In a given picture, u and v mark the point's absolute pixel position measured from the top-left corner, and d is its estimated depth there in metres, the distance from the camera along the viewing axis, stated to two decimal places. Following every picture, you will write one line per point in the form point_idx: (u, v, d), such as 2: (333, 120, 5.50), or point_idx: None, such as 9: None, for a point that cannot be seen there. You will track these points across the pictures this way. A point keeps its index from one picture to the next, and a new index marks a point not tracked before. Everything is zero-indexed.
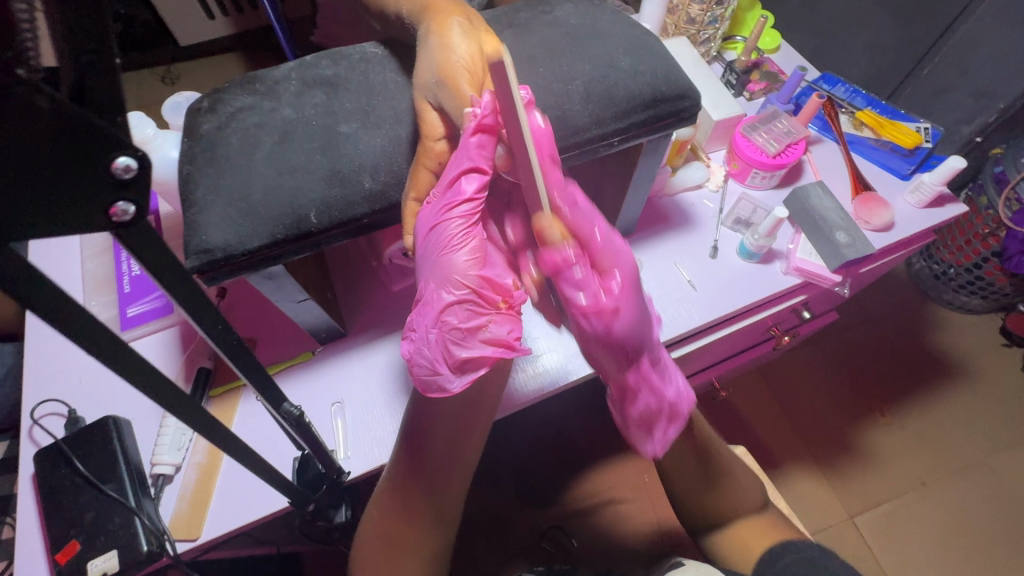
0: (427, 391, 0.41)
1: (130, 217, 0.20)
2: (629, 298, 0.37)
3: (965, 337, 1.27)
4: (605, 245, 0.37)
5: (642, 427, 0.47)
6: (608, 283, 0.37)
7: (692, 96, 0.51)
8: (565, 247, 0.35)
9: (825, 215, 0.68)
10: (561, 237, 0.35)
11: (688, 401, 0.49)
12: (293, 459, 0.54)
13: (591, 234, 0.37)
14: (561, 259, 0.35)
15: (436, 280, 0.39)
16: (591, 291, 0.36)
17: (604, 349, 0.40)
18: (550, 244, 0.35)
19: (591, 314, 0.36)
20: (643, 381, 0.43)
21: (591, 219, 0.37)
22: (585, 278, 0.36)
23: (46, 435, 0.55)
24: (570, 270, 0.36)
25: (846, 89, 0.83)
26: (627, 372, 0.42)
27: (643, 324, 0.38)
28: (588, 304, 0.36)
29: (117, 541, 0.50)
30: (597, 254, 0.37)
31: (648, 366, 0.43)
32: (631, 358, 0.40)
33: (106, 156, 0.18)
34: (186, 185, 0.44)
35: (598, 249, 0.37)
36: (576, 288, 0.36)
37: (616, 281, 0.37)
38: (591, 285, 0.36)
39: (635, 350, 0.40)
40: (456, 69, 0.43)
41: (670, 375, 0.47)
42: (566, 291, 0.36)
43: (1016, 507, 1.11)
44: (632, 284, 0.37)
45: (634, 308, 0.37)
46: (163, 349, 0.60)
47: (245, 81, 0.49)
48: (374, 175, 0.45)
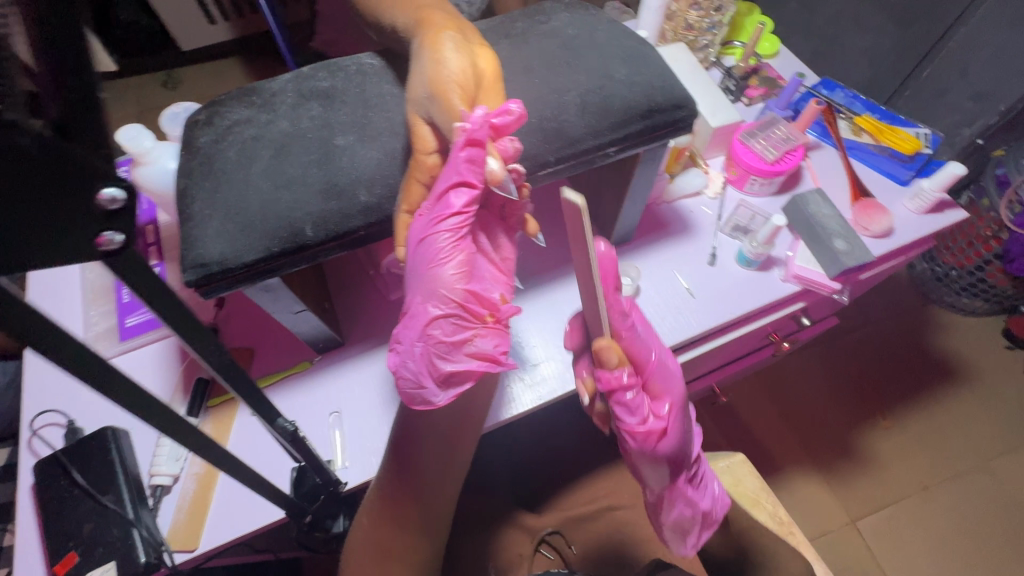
0: (412, 403, 0.41)
1: (118, 246, 0.20)
2: (675, 421, 0.42)
3: (966, 341, 1.27)
4: (660, 368, 0.41)
5: (675, 532, 0.51)
6: (659, 407, 0.42)
7: (689, 106, 0.51)
8: (623, 371, 0.39)
9: (824, 222, 0.67)
10: (620, 362, 0.39)
11: (723, 508, 0.54)
12: (290, 471, 0.54)
13: (647, 357, 0.41)
14: (617, 383, 0.39)
15: (422, 294, 0.39)
16: (641, 415, 0.40)
17: (649, 462, 0.44)
18: (608, 368, 0.38)
19: (639, 436, 0.41)
20: (677, 493, 0.47)
21: (647, 346, 0.41)
22: (637, 402, 0.40)
23: (45, 445, 0.56)
24: (625, 393, 0.39)
25: (845, 93, 0.83)
26: (665, 481, 0.46)
27: (683, 444, 0.43)
28: (637, 426, 0.40)
29: (115, 552, 0.50)
30: (649, 379, 0.41)
31: (684, 480, 0.47)
32: (669, 474, 0.45)
33: (92, 187, 0.18)
34: (183, 199, 0.44)
35: (653, 373, 0.41)
36: (627, 412, 0.40)
37: (664, 406, 0.42)
38: (642, 407, 0.40)
39: (673, 465, 0.45)
40: (446, 84, 0.42)
41: (706, 484, 0.50)
42: (619, 411, 0.40)
43: (1018, 511, 1.10)
44: (679, 411, 0.42)
45: (677, 431, 0.42)
46: (161, 359, 0.60)
47: (242, 93, 0.50)
48: (370, 188, 0.45)
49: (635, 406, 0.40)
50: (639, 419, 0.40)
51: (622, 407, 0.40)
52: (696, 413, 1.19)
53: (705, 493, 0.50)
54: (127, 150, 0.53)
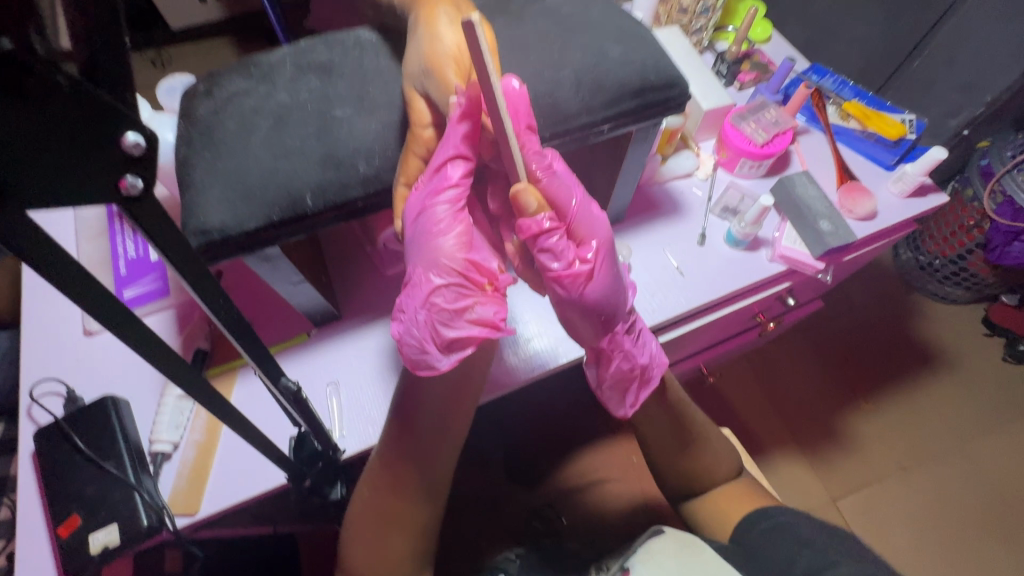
0: (416, 369, 0.42)
1: (138, 191, 0.21)
2: (602, 263, 0.40)
3: (946, 326, 1.30)
4: (582, 211, 0.40)
5: (613, 388, 0.51)
6: (584, 252, 0.40)
7: (681, 85, 0.52)
8: (541, 216, 0.38)
9: (809, 203, 0.70)
10: (538, 205, 0.38)
11: (663, 365, 0.52)
12: (289, 437, 0.56)
13: (568, 202, 0.40)
14: (535, 226, 0.38)
15: (423, 263, 0.40)
16: (565, 258, 0.39)
17: (579, 314, 0.43)
18: (528, 212, 0.38)
19: (565, 280, 0.40)
20: (614, 346, 0.48)
21: (567, 187, 0.40)
22: (561, 246, 0.39)
23: (46, 413, 0.56)
24: (546, 237, 0.39)
25: (834, 79, 0.84)
26: (599, 335, 0.45)
27: (613, 292, 0.42)
28: (562, 270, 0.39)
29: (117, 515, 0.51)
30: (572, 221, 0.40)
31: (619, 330, 0.47)
32: (603, 325, 0.44)
33: (116, 131, 0.19)
34: (184, 168, 0.45)
35: (575, 218, 0.40)
36: (552, 256, 0.39)
37: (590, 249, 0.40)
38: (567, 252, 0.39)
39: (604, 317, 0.43)
40: (442, 58, 0.43)
41: (644, 341, 0.51)
42: (542, 255, 0.39)
43: (989, 490, 1.15)
44: (606, 252, 0.41)
45: (605, 273, 0.41)
46: (159, 331, 0.61)
47: (240, 65, 0.50)
48: (369, 160, 0.46)
49: (560, 249, 0.39)
50: (565, 261, 0.39)
51: (546, 252, 0.39)
52: (684, 396, 1.21)
53: (645, 351, 0.51)
54: None
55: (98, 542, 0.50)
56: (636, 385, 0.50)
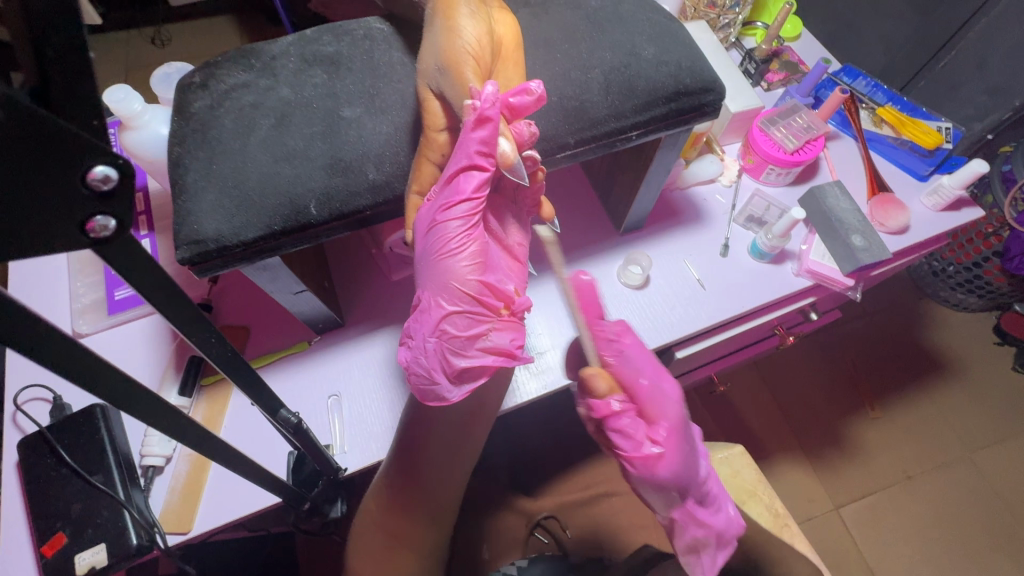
0: (425, 400, 0.39)
1: (111, 232, 0.17)
2: (673, 445, 0.43)
3: (958, 335, 1.27)
4: (651, 392, 0.44)
5: (688, 555, 0.45)
6: (654, 430, 0.43)
7: (717, 90, 0.48)
8: (612, 399, 0.43)
9: (841, 216, 0.66)
10: (609, 391, 0.43)
11: (737, 530, 0.48)
12: (287, 456, 0.53)
13: (637, 382, 0.44)
14: (608, 410, 0.42)
15: (432, 286, 0.37)
16: (635, 439, 0.42)
17: (654, 491, 0.44)
18: (598, 396, 0.43)
19: (636, 461, 0.42)
20: (688, 518, 0.45)
21: (637, 368, 0.44)
22: (631, 427, 0.42)
23: (30, 422, 0.54)
24: (618, 419, 0.42)
25: (867, 82, 0.79)
26: (671, 506, 0.45)
27: (688, 469, 0.43)
28: (631, 451, 0.42)
29: (104, 534, 0.48)
30: (643, 404, 0.44)
31: (694, 503, 0.45)
32: (676, 498, 0.44)
33: (81, 165, 0.16)
34: (176, 169, 0.41)
35: (644, 399, 0.44)
36: (624, 437, 0.42)
37: (661, 429, 0.43)
38: (637, 433, 0.42)
39: (678, 491, 0.44)
40: (460, 55, 0.40)
41: (721, 505, 0.47)
42: (614, 437, 0.43)
43: (993, 501, 1.12)
44: (677, 433, 0.43)
45: (676, 452, 0.43)
46: (150, 335, 0.58)
47: (239, 56, 0.46)
48: (378, 166, 0.42)
49: (629, 431, 0.42)
50: (635, 442, 0.42)
51: (618, 433, 0.42)
52: (689, 402, 1.17)
53: (721, 514, 0.47)
54: (114, 113, 0.50)
55: (83, 563, 0.47)
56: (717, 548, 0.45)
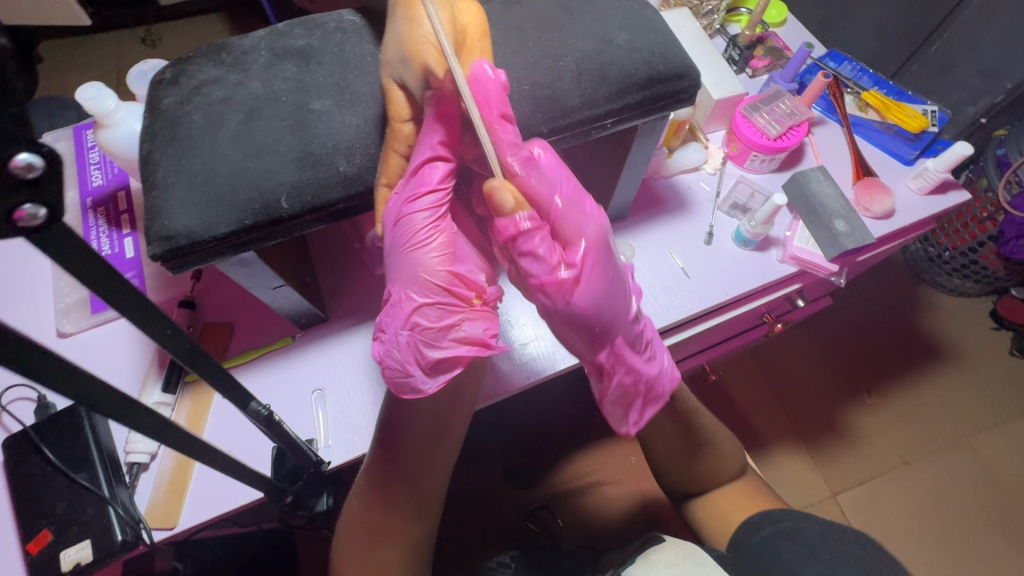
0: (400, 393, 0.39)
1: (41, 221, 0.17)
2: (592, 270, 0.37)
3: (955, 320, 1.27)
4: (568, 212, 0.37)
5: (615, 401, 0.46)
6: (571, 253, 0.37)
7: (692, 76, 0.48)
8: (519, 215, 0.35)
9: (825, 202, 0.66)
10: (514, 204, 0.35)
11: (673, 382, 0.48)
12: (270, 453, 0.53)
13: (551, 200, 0.37)
14: (513, 227, 0.35)
15: (402, 279, 0.37)
16: (548, 262, 0.36)
17: (569, 326, 0.39)
18: (504, 212, 0.35)
19: (549, 286, 0.37)
20: (616, 358, 0.42)
21: (550, 183, 0.37)
22: (542, 248, 0.36)
23: (15, 421, 0.54)
24: (527, 239, 0.36)
25: (853, 66, 0.79)
26: (596, 348, 0.41)
27: (608, 297, 0.39)
28: (544, 277, 0.36)
29: (90, 531, 0.48)
30: (557, 221, 0.37)
31: (621, 343, 0.42)
32: (600, 335, 0.40)
33: (2, 152, 0.16)
34: (147, 166, 0.41)
35: (559, 217, 0.37)
36: (534, 260, 0.36)
37: (579, 250, 0.37)
38: (549, 255, 0.36)
39: (601, 325, 0.39)
40: (421, 44, 0.39)
41: (650, 351, 0.46)
42: (524, 261, 0.36)
43: (990, 486, 1.12)
44: (596, 254, 0.37)
45: (595, 279, 0.38)
46: (133, 334, 0.58)
47: (210, 51, 0.46)
48: (349, 158, 0.42)
49: (541, 252, 0.36)
50: (547, 267, 0.36)
51: (527, 255, 0.36)
52: None
53: (651, 363, 0.46)
54: (88, 111, 0.50)
55: (68, 560, 0.47)
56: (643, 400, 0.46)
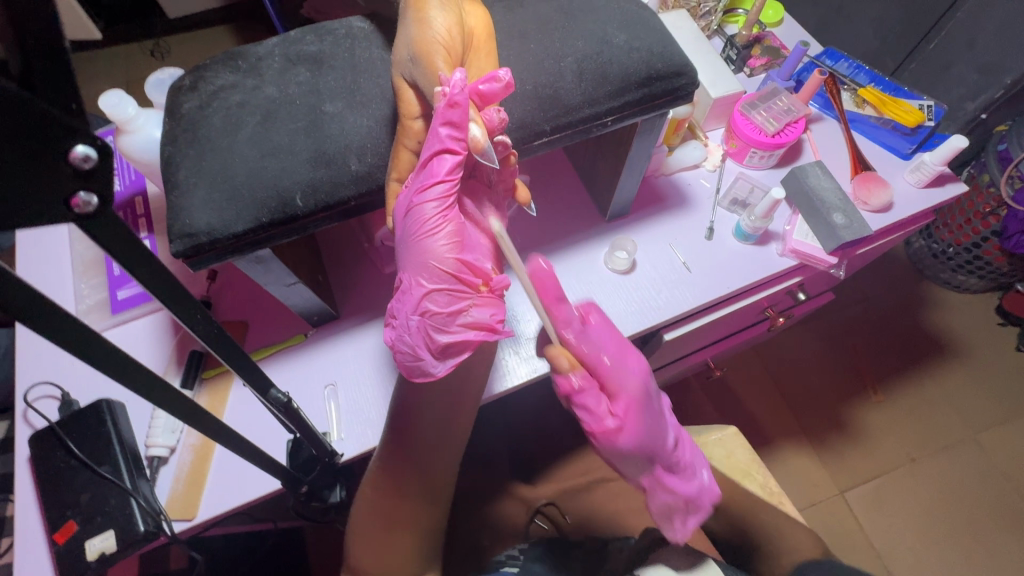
0: (412, 376, 0.41)
1: (92, 207, 0.19)
2: (632, 418, 0.42)
3: (961, 317, 1.27)
4: (614, 370, 0.42)
5: (661, 515, 0.46)
6: (617, 404, 0.42)
7: (689, 74, 0.49)
8: (573, 375, 0.41)
9: (822, 195, 0.67)
10: (569, 366, 0.42)
11: (712, 497, 0.49)
12: (286, 443, 0.55)
13: (601, 360, 0.42)
14: (569, 386, 0.41)
15: (412, 267, 0.39)
16: (597, 416, 0.41)
17: (622, 460, 0.44)
18: (560, 371, 0.42)
19: (597, 434, 0.42)
20: (655, 482, 0.45)
21: (598, 346, 0.43)
22: (594, 404, 0.41)
23: (40, 418, 0.56)
24: (580, 394, 0.41)
25: (849, 64, 0.81)
26: (642, 473, 0.45)
27: (650, 434, 0.42)
28: (594, 427, 0.42)
29: (113, 522, 0.50)
30: (605, 378, 0.42)
31: (662, 470, 0.45)
32: (644, 463, 0.44)
33: (63, 144, 0.18)
34: (168, 167, 0.43)
35: (608, 374, 0.42)
36: (586, 411, 0.42)
37: (621, 403, 0.42)
38: (599, 408, 0.41)
39: (648, 459, 0.43)
40: (431, 45, 0.41)
41: (693, 472, 0.48)
42: (579, 411, 0.42)
43: (999, 482, 1.12)
44: (637, 405, 0.42)
45: (637, 424, 0.42)
46: (152, 333, 0.60)
47: (227, 58, 0.48)
48: (360, 157, 0.44)
49: (593, 406, 0.41)
50: (596, 417, 0.41)
51: (581, 408, 0.41)
52: (690, 389, 1.18)
53: (693, 481, 0.48)
54: (110, 118, 0.52)
55: (94, 549, 0.49)
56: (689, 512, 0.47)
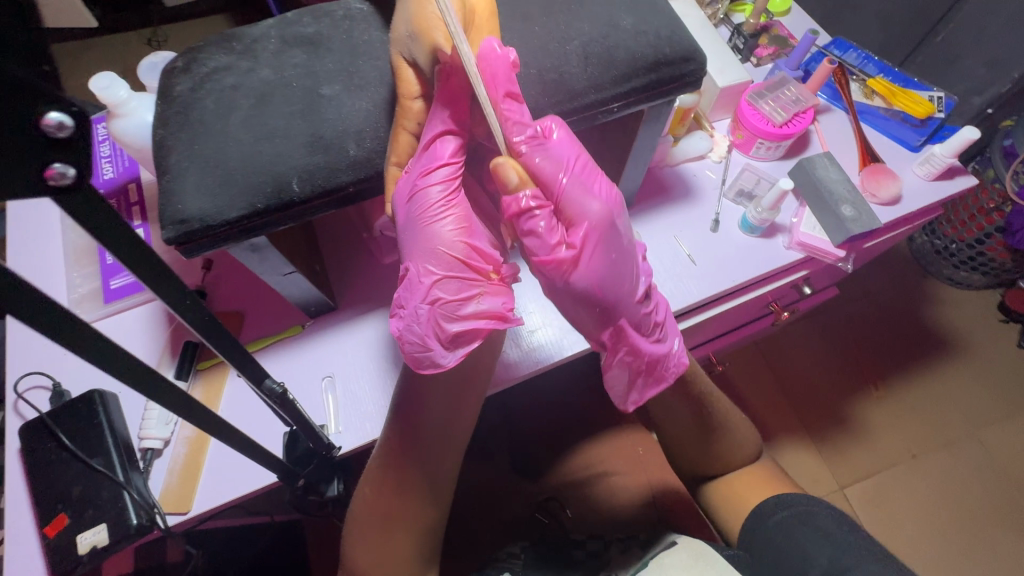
0: (419, 368, 0.38)
1: (70, 180, 0.19)
2: (590, 250, 0.38)
3: (964, 313, 1.26)
4: (570, 190, 0.38)
5: (617, 381, 0.45)
6: (573, 233, 0.38)
7: (697, 59, 0.48)
8: (523, 193, 0.38)
9: (831, 187, 0.66)
10: (519, 183, 0.38)
11: (683, 367, 0.46)
12: (282, 436, 0.54)
13: (557, 178, 0.38)
14: (520, 205, 0.38)
15: (419, 255, 0.38)
16: (547, 239, 0.37)
17: (576, 302, 0.40)
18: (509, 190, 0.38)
19: (548, 265, 0.38)
20: (619, 338, 0.42)
21: (558, 162, 0.38)
22: (542, 226, 0.38)
23: (30, 409, 0.55)
24: (529, 217, 0.38)
25: (858, 54, 0.79)
26: (599, 326, 0.42)
27: (609, 271, 0.39)
28: (544, 254, 0.38)
29: (106, 515, 0.49)
30: (560, 202, 0.38)
31: (625, 322, 0.42)
32: (600, 310, 0.40)
33: (34, 111, 0.17)
34: (160, 151, 0.42)
35: (563, 194, 0.38)
36: (534, 237, 0.38)
37: (579, 231, 0.38)
38: (549, 233, 0.38)
39: (602, 299, 0.40)
40: (430, 19, 0.39)
41: (657, 332, 0.45)
42: (525, 238, 0.38)
43: (1000, 479, 1.12)
44: (597, 236, 0.38)
45: (595, 261, 0.38)
46: (147, 321, 0.58)
47: (220, 39, 0.46)
48: (358, 142, 0.43)
49: (541, 231, 0.38)
50: (546, 245, 0.38)
51: (528, 232, 0.38)
52: None
53: (658, 345, 0.45)
54: (101, 101, 0.50)
55: (85, 543, 0.48)
56: (647, 380, 0.45)
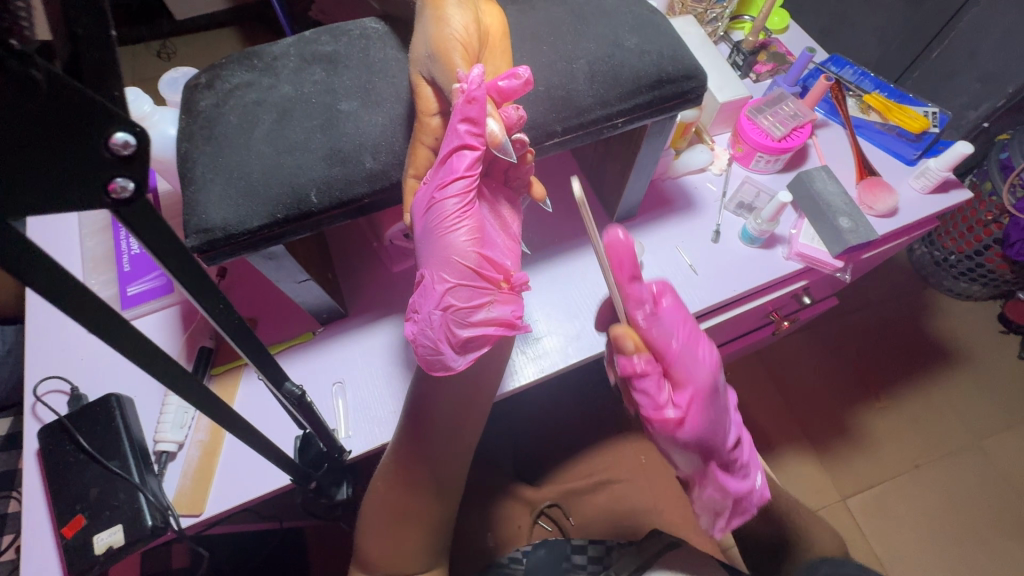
0: (432, 368, 0.42)
1: (129, 193, 0.21)
2: (695, 411, 0.42)
3: (963, 324, 1.27)
4: (682, 358, 0.42)
5: (705, 507, 0.50)
6: (679, 395, 0.43)
7: (699, 77, 0.50)
8: (637, 358, 0.42)
9: (829, 200, 0.67)
10: (634, 348, 0.42)
11: (762, 500, 0.51)
12: (294, 439, 0.55)
13: (669, 345, 0.42)
14: (632, 368, 0.42)
15: (434, 263, 0.39)
16: (655, 400, 0.42)
17: (675, 446, 0.45)
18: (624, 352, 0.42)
19: (654, 421, 0.43)
20: (708, 475, 0.47)
21: (669, 332, 0.42)
22: (653, 388, 0.42)
23: (49, 412, 0.56)
24: (641, 378, 0.42)
25: (854, 70, 0.81)
26: (695, 464, 0.46)
27: (712, 433, 0.43)
28: (652, 412, 0.43)
29: (121, 516, 0.50)
30: (672, 365, 0.43)
31: (717, 466, 0.46)
32: (699, 455, 0.45)
33: (104, 131, 0.19)
34: (185, 163, 0.44)
35: (675, 362, 0.42)
36: (645, 395, 0.43)
37: (685, 393, 0.42)
38: (659, 395, 0.42)
39: (701, 451, 0.44)
40: (448, 42, 0.42)
41: (746, 471, 0.49)
42: (637, 393, 0.43)
43: (1002, 490, 1.12)
44: (703, 400, 0.42)
45: (697, 420, 0.42)
46: (163, 327, 0.60)
47: (242, 56, 0.48)
48: (374, 155, 0.44)
49: (651, 392, 0.42)
50: (655, 404, 0.42)
51: (639, 392, 0.43)
52: None
53: (746, 481, 0.49)
54: None
55: (101, 543, 0.49)
56: (734, 511, 0.49)
